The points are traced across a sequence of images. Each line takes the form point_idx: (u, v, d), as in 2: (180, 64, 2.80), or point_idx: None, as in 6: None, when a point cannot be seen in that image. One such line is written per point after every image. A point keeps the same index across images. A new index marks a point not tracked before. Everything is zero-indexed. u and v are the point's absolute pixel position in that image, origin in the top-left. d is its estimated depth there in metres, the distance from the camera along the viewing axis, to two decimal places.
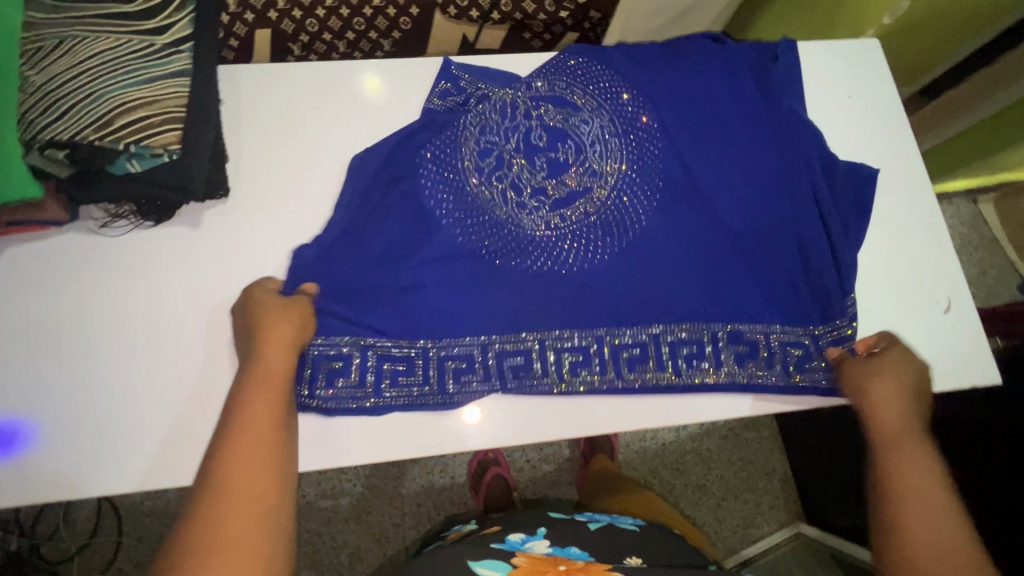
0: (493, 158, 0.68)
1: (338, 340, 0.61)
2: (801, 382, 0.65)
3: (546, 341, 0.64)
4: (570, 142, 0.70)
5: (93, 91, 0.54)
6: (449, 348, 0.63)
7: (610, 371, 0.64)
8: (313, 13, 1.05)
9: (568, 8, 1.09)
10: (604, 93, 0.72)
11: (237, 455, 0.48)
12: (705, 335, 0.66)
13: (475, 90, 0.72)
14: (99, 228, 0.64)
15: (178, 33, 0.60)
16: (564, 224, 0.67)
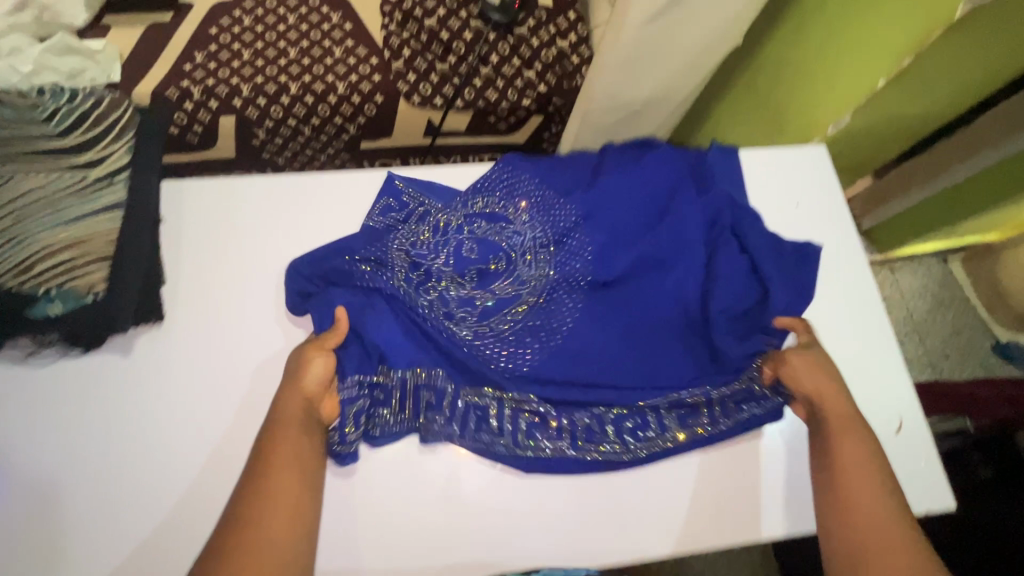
0: (424, 271, 0.67)
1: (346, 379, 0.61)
2: (738, 420, 0.65)
3: (508, 398, 0.64)
4: (501, 252, 0.69)
5: (19, 235, 0.54)
6: (426, 378, 0.63)
7: (563, 439, 0.64)
8: (278, 101, 1.07)
9: (531, 96, 1.11)
10: (534, 201, 0.72)
11: (277, 487, 0.52)
12: (648, 407, 0.66)
13: (416, 207, 0.71)
14: (25, 358, 0.61)
15: (113, 165, 0.59)
16: (497, 333, 0.66)
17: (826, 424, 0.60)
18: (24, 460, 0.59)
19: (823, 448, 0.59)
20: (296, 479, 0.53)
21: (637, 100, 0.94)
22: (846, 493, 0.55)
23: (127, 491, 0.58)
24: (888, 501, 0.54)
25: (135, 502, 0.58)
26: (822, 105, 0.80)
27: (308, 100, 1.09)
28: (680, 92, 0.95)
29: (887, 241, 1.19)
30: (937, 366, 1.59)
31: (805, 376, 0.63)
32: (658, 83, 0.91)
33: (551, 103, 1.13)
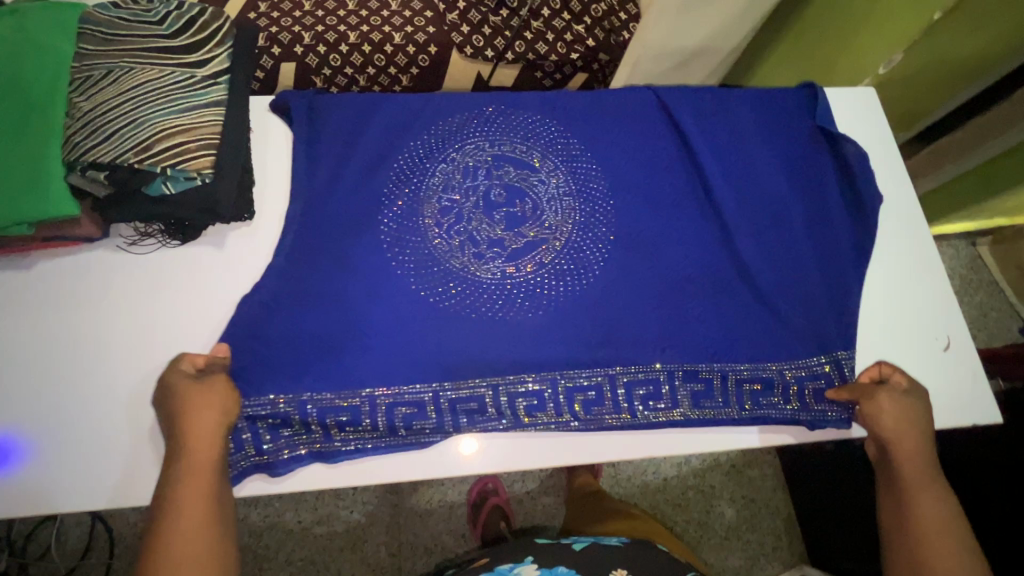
0: (453, 214, 0.72)
1: (270, 400, 0.62)
2: (753, 414, 0.68)
3: (500, 388, 0.66)
4: (527, 199, 0.74)
5: (138, 118, 0.58)
6: (400, 395, 0.65)
7: (565, 412, 0.67)
8: (336, 48, 1.11)
9: (579, 50, 1.14)
10: (563, 154, 0.77)
11: (185, 506, 0.55)
12: (661, 375, 0.68)
13: (439, 165, 0.74)
14: (127, 246, 0.66)
15: (217, 66, 0.64)
16: (520, 274, 0.70)
17: (902, 481, 0.62)
18: (121, 336, 0.64)
19: (900, 498, 0.62)
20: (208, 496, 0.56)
21: (686, 48, 0.97)
22: (921, 534, 0.59)
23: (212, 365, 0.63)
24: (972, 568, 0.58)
25: None
26: (873, 47, 0.83)
27: (365, 49, 1.13)
28: (731, 43, 0.98)
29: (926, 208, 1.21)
30: None
31: (886, 414, 0.65)
32: (710, 31, 0.94)
33: (597, 59, 1.16)
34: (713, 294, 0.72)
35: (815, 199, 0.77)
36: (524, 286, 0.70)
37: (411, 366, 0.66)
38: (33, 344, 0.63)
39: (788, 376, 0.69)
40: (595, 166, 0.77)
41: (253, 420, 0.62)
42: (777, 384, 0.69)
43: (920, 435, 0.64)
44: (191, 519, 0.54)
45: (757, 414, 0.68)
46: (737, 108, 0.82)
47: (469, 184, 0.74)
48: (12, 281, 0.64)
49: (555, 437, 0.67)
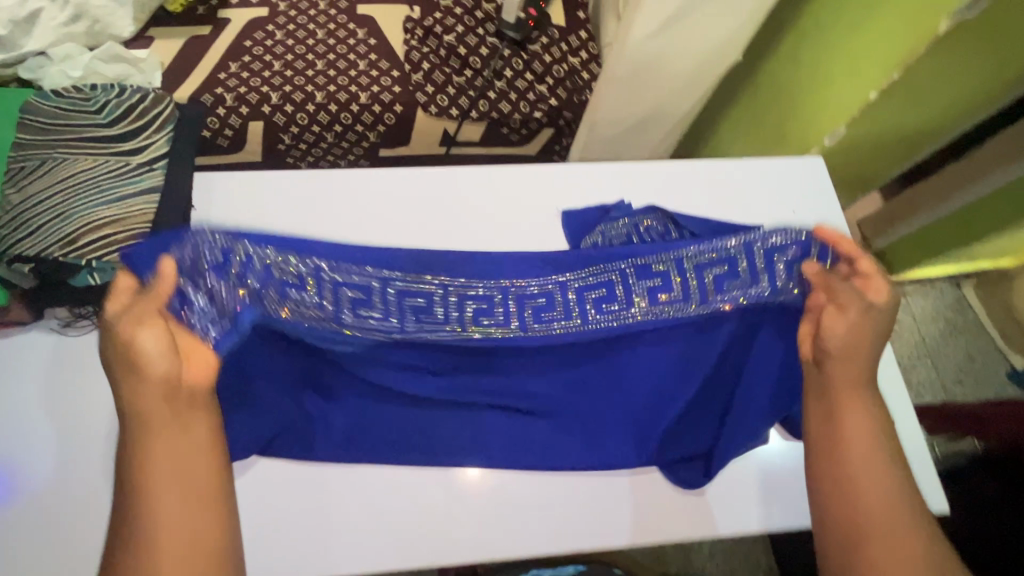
0: (284, 304, 0.62)
1: (207, 237, 0.60)
2: (699, 311, 0.68)
3: (450, 288, 0.67)
4: (374, 320, 0.65)
5: (68, 210, 0.59)
6: (347, 277, 0.65)
7: (465, 314, 0.67)
8: (303, 108, 1.14)
9: (542, 108, 1.16)
10: (411, 372, 0.66)
11: (160, 462, 0.49)
12: (614, 275, 0.70)
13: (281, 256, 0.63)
14: (61, 328, 0.66)
15: (153, 152, 0.65)
16: (366, 331, 0.64)
17: (824, 401, 0.59)
18: (53, 419, 0.64)
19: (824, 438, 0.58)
20: (174, 489, 0.49)
21: (640, 113, 0.98)
22: (878, 523, 0.52)
23: None
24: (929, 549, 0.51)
25: None
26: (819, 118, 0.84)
27: (332, 108, 1.15)
28: (683, 108, 0.99)
29: (908, 246, 1.21)
30: (950, 391, 1.52)
31: (837, 332, 0.61)
32: (660, 98, 0.95)
33: (561, 116, 1.18)
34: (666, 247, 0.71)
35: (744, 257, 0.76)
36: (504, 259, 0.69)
37: (363, 253, 0.67)
38: None
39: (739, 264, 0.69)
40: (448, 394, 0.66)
41: (189, 258, 0.58)
42: (738, 264, 0.69)
43: (873, 349, 0.60)
44: (157, 476, 0.49)
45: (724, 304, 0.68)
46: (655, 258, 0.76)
47: (342, 282, 0.65)
48: None
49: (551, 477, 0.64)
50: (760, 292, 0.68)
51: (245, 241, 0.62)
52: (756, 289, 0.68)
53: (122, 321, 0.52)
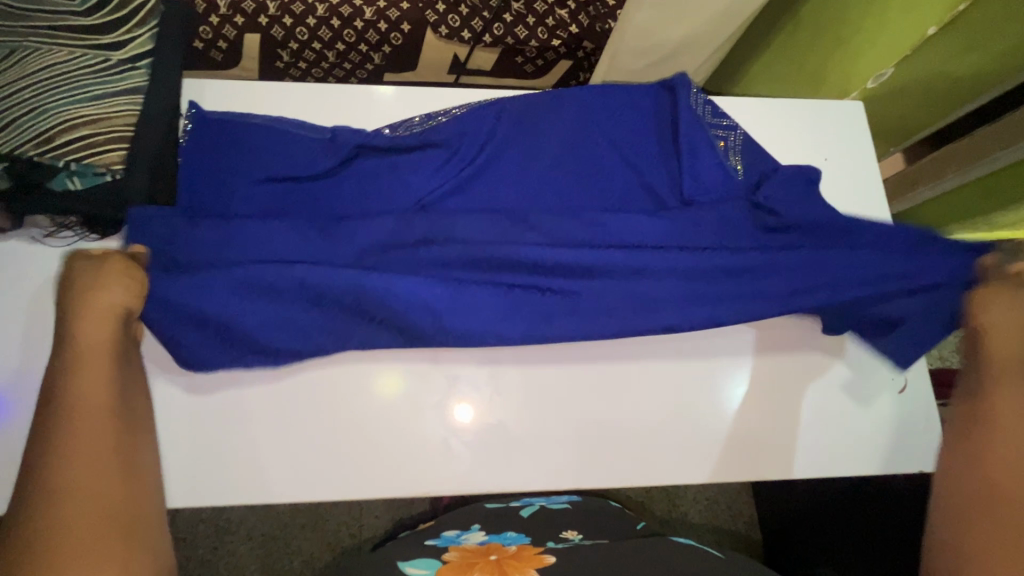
0: (290, 140, 0.66)
1: (251, 122, 0.67)
2: (698, 115, 0.72)
3: (417, 123, 0.70)
4: (382, 153, 0.68)
5: (42, 106, 0.54)
6: (326, 127, 0.69)
7: (436, 130, 0.69)
8: (302, 21, 1.04)
9: (562, 36, 1.09)
10: (394, 187, 0.67)
11: (78, 463, 0.45)
12: (579, 109, 0.72)
13: (292, 127, 0.68)
14: (44, 238, 0.63)
15: (136, 49, 0.59)
16: (375, 162, 0.68)
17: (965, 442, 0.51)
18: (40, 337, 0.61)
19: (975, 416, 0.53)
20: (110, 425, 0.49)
21: (668, 43, 0.91)
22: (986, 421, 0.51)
23: None
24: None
25: None
26: (864, 58, 0.78)
27: (334, 24, 1.05)
28: (715, 39, 0.92)
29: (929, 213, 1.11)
30: (948, 361, 1.46)
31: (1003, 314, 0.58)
32: (693, 26, 0.88)
33: (582, 46, 1.11)
34: (689, 139, 0.70)
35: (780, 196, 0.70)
36: (544, 108, 0.71)
37: (352, 143, 0.67)
38: None
39: (704, 111, 0.73)
40: (434, 218, 0.66)
41: (195, 120, 0.66)
42: (706, 114, 0.73)
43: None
44: (87, 433, 0.47)
45: (714, 134, 0.73)
46: (647, 175, 0.70)
47: (331, 132, 0.68)
48: None
49: (543, 417, 0.68)
50: (719, 140, 0.72)
51: (278, 150, 0.66)
52: (719, 134, 0.73)
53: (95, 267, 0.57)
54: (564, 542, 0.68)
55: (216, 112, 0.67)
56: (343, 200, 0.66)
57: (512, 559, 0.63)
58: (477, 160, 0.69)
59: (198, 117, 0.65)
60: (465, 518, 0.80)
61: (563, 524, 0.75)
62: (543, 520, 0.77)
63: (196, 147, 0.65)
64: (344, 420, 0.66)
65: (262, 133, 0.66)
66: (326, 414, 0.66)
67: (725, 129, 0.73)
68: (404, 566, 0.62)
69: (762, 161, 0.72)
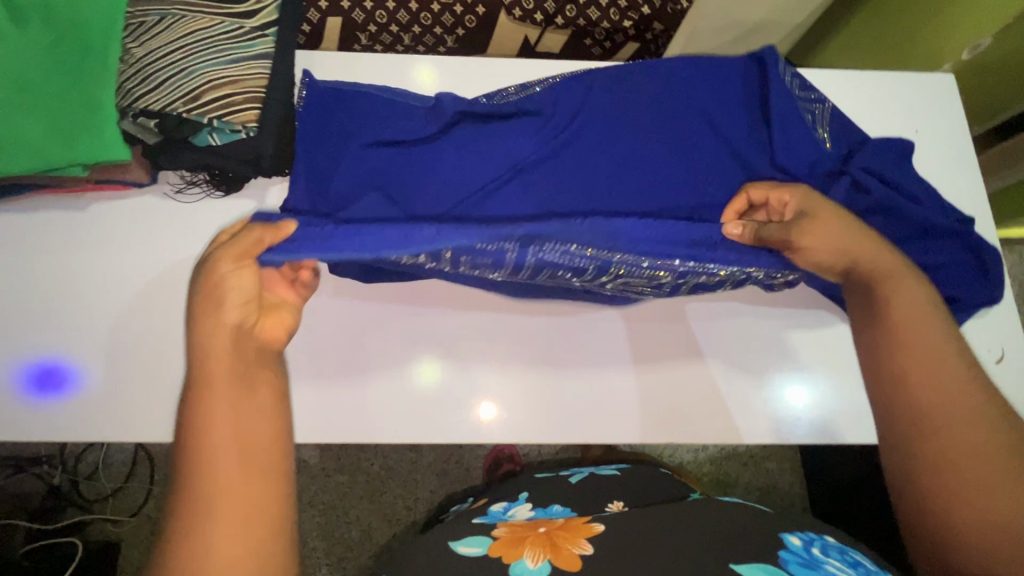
0: (395, 108, 0.70)
1: (359, 89, 0.71)
2: (788, 85, 0.73)
3: (512, 92, 0.73)
4: (479, 121, 0.71)
5: (188, 67, 0.59)
6: (425, 96, 0.73)
7: (530, 99, 0.72)
8: (383, 5, 1.08)
9: (632, 18, 1.10)
10: (491, 153, 0.70)
11: (215, 466, 0.45)
12: (669, 80, 0.73)
13: (395, 95, 0.71)
14: (173, 194, 0.68)
15: (265, 18, 0.63)
16: (472, 130, 0.71)
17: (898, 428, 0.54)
18: (169, 286, 0.66)
19: (874, 340, 0.58)
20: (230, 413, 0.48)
21: (747, 20, 0.92)
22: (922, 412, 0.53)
23: None
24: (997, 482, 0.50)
25: None
26: (958, 29, 0.77)
27: (412, 7, 1.09)
28: (793, 16, 0.92)
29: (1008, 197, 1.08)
30: None
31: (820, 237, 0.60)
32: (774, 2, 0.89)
33: (651, 28, 1.12)
34: (781, 110, 0.71)
35: (875, 165, 0.70)
36: (635, 80, 0.73)
37: (451, 110, 0.70)
38: (88, 277, 0.66)
39: (794, 83, 0.74)
40: (527, 187, 0.70)
41: (309, 87, 0.70)
42: (796, 87, 0.74)
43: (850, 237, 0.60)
44: (222, 449, 0.46)
45: (804, 106, 0.73)
46: (737, 143, 0.71)
47: (431, 100, 0.71)
48: (64, 220, 0.67)
49: (612, 381, 0.71)
50: (809, 111, 0.73)
51: (383, 117, 0.70)
52: (809, 106, 0.73)
53: (208, 273, 0.54)
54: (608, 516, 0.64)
55: (327, 81, 0.72)
56: (441, 165, 0.70)
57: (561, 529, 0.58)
58: (570, 128, 0.71)
59: (312, 85, 0.70)
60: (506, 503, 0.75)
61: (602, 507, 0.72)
62: (594, 486, 0.78)
63: (310, 113, 0.69)
64: (394, 398, 0.69)
65: (370, 101, 0.70)
66: (379, 392, 0.69)
67: (815, 101, 0.74)
68: (455, 545, 0.58)
69: (851, 132, 0.72)
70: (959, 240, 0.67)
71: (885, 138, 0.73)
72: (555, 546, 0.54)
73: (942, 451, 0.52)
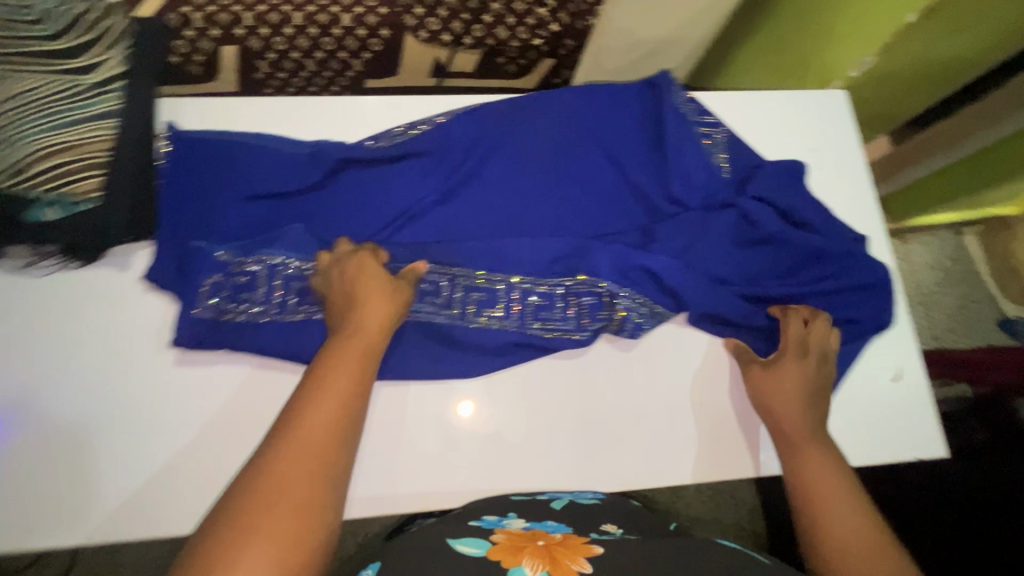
0: (268, 157, 0.65)
1: (229, 139, 0.65)
2: (683, 112, 0.71)
3: (398, 133, 0.69)
4: (363, 168, 0.67)
5: (18, 136, 0.55)
6: (303, 141, 0.67)
7: (417, 139, 0.68)
8: (280, 31, 1.03)
9: (542, 36, 1.08)
10: (378, 203, 0.66)
11: (300, 455, 0.45)
12: (562, 113, 0.71)
13: (270, 142, 0.66)
14: (22, 269, 0.61)
15: (106, 71, 0.58)
16: (357, 176, 0.67)
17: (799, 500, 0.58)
18: (25, 372, 0.60)
19: (787, 459, 0.61)
20: (336, 406, 0.49)
21: (649, 39, 0.91)
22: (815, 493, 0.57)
23: (108, 400, 0.60)
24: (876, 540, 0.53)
25: (113, 409, 0.60)
26: (845, 47, 0.77)
27: (312, 32, 1.04)
28: (695, 33, 0.92)
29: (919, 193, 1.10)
30: (940, 338, 1.43)
31: (822, 337, 0.64)
32: (674, 22, 0.88)
33: (563, 44, 1.10)
34: (676, 140, 0.69)
35: (772, 190, 0.69)
36: (527, 115, 0.71)
37: (331, 158, 0.65)
38: None
39: (689, 108, 0.72)
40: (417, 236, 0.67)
41: (170, 140, 0.64)
42: (691, 112, 0.72)
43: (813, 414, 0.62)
44: (309, 446, 0.46)
45: (700, 132, 0.72)
46: (635, 175, 0.70)
47: (309, 147, 0.66)
48: None
49: (530, 435, 0.64)
50: (706, 137, 0.72)
51: (255, 168, 0.64)
52: (705, 132, 0.72)
53: (355, 286, 0.58)
54: (612, 536, 0.52)
55: (192, 130, 0.65)
56: (325, 218, 0.66)
57: (561, 545, 0.49)
58: (461, 170, 0.68)
59: (174, 138, 0.64)
60: (481, 506, 0.58)
61: (599, 517, 0.57)
62: None
63: (172, 168, 0.63)
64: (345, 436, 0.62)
65: (241, 151, 0.65)
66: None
67: (711, 125, 0.72)
68: (452, 544, 0.49)
69: (747, 157, 0.72)
70: (855, 262, 0.68)
71: (781, 160, 0.73)
72: (554, 561, 0.46)
73: (842, 532, 0.54)
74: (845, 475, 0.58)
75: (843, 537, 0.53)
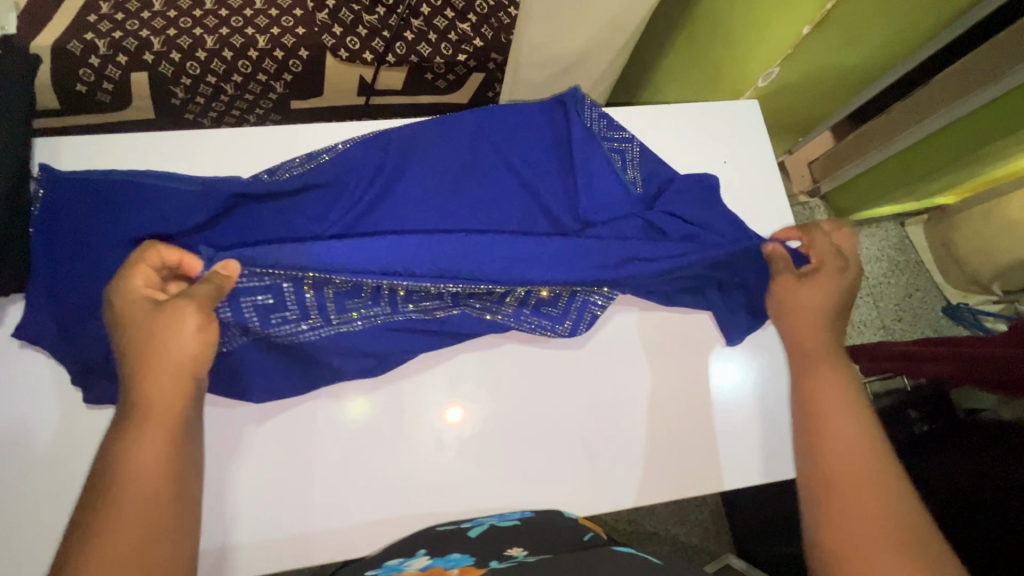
0: (153, 196, 0.61)
1: (111, 178, 0.62)
2: (592, 129, 0.70)
3: (298, 165, 0.66)
4: (260, 202, 0.64)
5: None
6: (196, 178, 0.64)
7: (317, 170, 0.65)
8: (192, 55, 0.98)
9: (467, 51, 1.06)
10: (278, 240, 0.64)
11: (114, 523, 0.42)
12: (469, 135, 0.69)
13: (158, 180, 0.63)
14: None
15: None
16: (254, 212, 0.64)
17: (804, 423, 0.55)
18: None
19: (804, 370, 0.59)
20: (152, 454, 0.45)
21: (566, 54, 0.90)
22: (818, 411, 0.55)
23: None
24: (881, 459, 0.50)
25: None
26: (754, 57, 0.78)
27: (227, 56, 1.00)
28: (613, 45, 0.91)
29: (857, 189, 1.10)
30: (888, 329, 1.43)
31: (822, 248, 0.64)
32: (588, 36, 0.87)
33: (490, 59, 1.08)
34: (584, 159, 0.68)
35: (682, 206, 0.69)
36: (433, 139, 0.68)
37: (222, 195, 0.61)
38: None
39: (600, 124, 0.71)
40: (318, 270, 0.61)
41: (46, 183, 0.60)
42: (601, 129, 0.71)
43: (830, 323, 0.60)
44: (130, 510, 0.43)
45: (611, 148, 0.71)
46: (545, 197, 0.68)
47: (200, 184, 0.63)
48: None
49: (445, 469, 0.64)
50: (617, 153, 0.71)
51: (139, 209, 0.60)
52: (616, 148, 0.71)
53: (150, 313, 0.50)
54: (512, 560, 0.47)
55: (72, 171, 0.62)
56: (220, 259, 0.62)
57: None
58: (364, 200, 0.66)
59: (50, 181, 0.60)
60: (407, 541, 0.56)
61: (507, 541, 0.53)
62: None
63: (49, 214, 0.60)
64: (335, 447, 0.64)
65: (122, 191, 0.61)
66: (298, 458, 0.63)
67: (622, 141, 0.71)
68: None
69: (658, 173, 0.71)
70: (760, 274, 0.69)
71: (696, 174, 0.72)
72: None
73: (840, 454, 0.51)
74: (854, 391, 0.55)
75: (846, 453, 0.50)
